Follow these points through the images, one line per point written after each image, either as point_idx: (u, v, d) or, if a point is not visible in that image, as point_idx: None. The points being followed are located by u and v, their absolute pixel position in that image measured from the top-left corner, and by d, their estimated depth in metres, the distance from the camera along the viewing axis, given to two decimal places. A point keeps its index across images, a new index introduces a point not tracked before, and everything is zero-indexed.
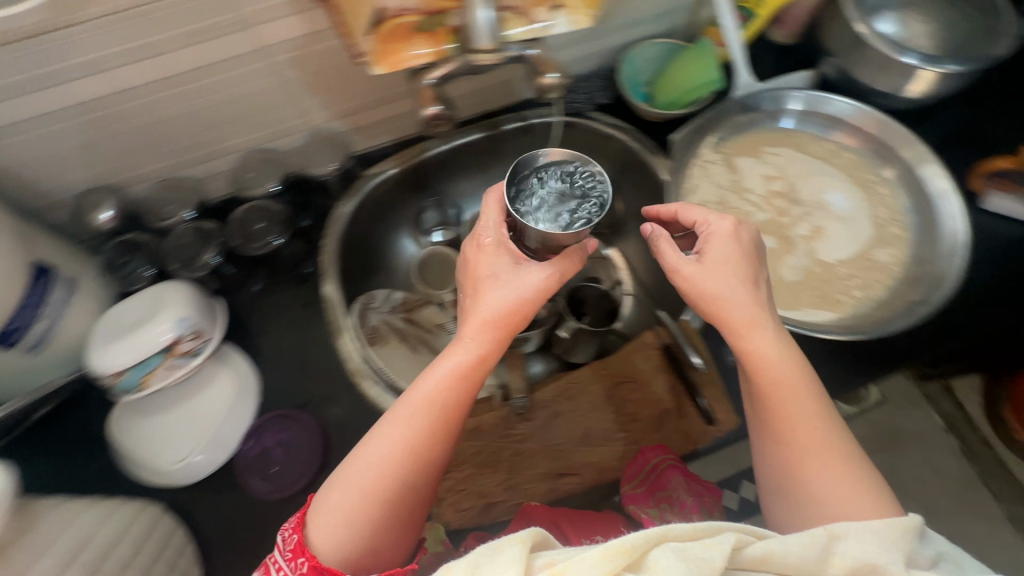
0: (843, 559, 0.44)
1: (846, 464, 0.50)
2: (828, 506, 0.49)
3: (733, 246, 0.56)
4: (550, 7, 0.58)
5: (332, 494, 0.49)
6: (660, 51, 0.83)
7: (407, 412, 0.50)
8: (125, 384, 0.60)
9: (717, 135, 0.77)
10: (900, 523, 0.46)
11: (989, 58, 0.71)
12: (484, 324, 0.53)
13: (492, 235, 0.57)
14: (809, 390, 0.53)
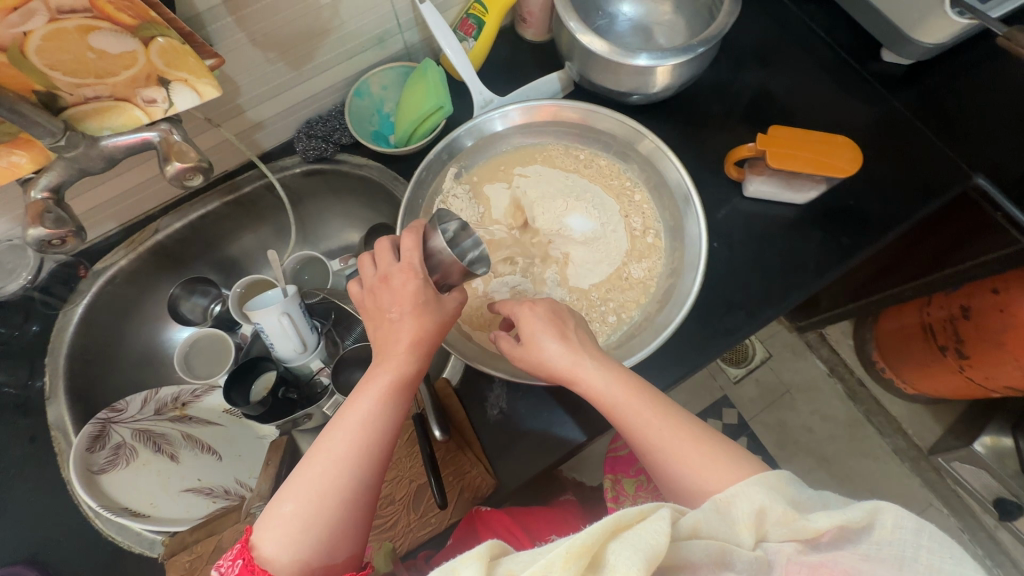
0: (745, 518, 0.40)
1: (702, 443, 0.47)
2: (693, 482, 0.45)
3: (536, 315, 0.53)
4: (159, 83, 0.49)
5: (285, 500, 0.44)
6: (395, 76, 0.77)
7: (355, 418, 0.47)
8: None
9: (457, 166, 0.70)
10: (775, 473, 0.42)
11: (713, 40, 0.65)
12: (418, 336, 0.49)
13: (399, 266, 0.51)
14: (658, 398, 0.50)
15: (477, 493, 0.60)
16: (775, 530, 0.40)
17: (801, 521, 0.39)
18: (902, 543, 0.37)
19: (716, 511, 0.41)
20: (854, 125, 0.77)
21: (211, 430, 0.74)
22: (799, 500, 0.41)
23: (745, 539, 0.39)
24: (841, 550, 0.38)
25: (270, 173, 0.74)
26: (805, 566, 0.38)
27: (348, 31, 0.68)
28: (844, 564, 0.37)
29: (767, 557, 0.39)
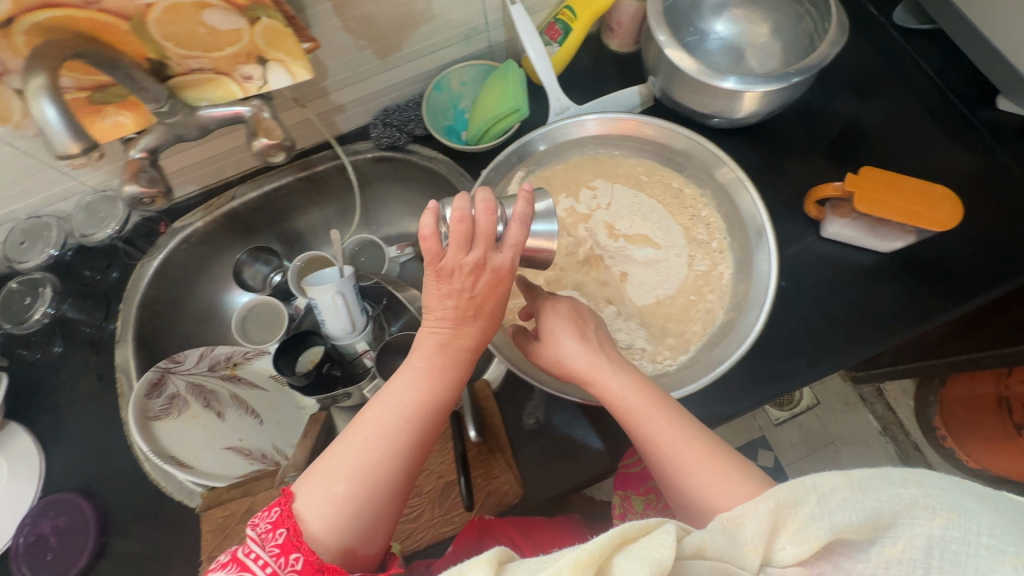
0: (751, 547, 0.37)
1: (716, 462, 0.45)
2: (701, 499, 0.43)
3: (557, 312, 0.53)
4: (257, 61, 0.51)
5: (336, 481, 0.42)
6: (475, 73, 0.77)
7: (397, 402, 0.45)
8: None
9: (524, 170, 0.69)
10: (788, 491, 0.37)
11: (812, 70, 0.62)
12: (479, 336, 0.48)
13: (502, 264, 0.47)
14: (675, 409, 0.48)
15: (504, 500, 0.60)
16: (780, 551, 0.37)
17: (803, 534, 0.36)
18: (908, 557, 0.35)
19: (724, 532, 0.37)
20: (955, 173, 0.72)
21: (257, 393, 0.77)
22: (808, 514, 0.37)
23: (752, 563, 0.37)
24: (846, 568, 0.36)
25: (343, 155, 0.76)
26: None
27: (437, 26, 0.69)
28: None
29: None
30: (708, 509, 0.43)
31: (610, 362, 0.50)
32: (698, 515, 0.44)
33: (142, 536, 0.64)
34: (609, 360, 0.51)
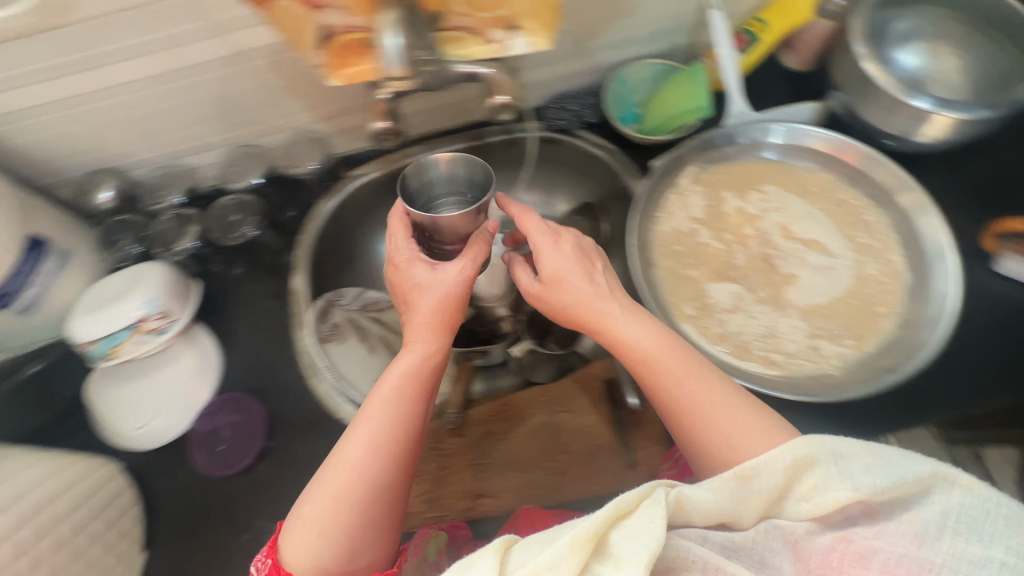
0: (752, 507, 0.43)
1: (737, 411, 0.47)
2: (714, 448, 0.46)
3: (562, 252, 0.55)
4: (507, 28, 0.57)
5: (304, 506, 0.50)
6: (653, 72, 0.81)
7: (372, 421, 0.51)
8: (96, 353, 0.66)
9: (698, 165, 0.73)
10: (796, 456, 0.42)
11: (1015, 104, 0.63)
12: (431, 351, 0.56)
13: (444, 275, 0.58)
14: (682, 360, 0.50)
15: (654, 472, 0.63)
16: (781, 507, 0.43)
17: (819, 492, 0.41)
18: (927, 522, 0.39)
19: (717, 491, 0.42)
20: None
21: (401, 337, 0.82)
22: (819, 476, 0.42)
23: (744, 517, 0.43)
24: (858, 528, 0.41)
25: (534, 128, 0.82)
26: (816, 549, 0.41)
27: (635, 22, 0.74)
28: (856, 545, 0.40)
29: (780, 529, 0.43)
30: (725, 460, 0.46)
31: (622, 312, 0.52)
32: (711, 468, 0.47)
33: (300, 444, 0.69)
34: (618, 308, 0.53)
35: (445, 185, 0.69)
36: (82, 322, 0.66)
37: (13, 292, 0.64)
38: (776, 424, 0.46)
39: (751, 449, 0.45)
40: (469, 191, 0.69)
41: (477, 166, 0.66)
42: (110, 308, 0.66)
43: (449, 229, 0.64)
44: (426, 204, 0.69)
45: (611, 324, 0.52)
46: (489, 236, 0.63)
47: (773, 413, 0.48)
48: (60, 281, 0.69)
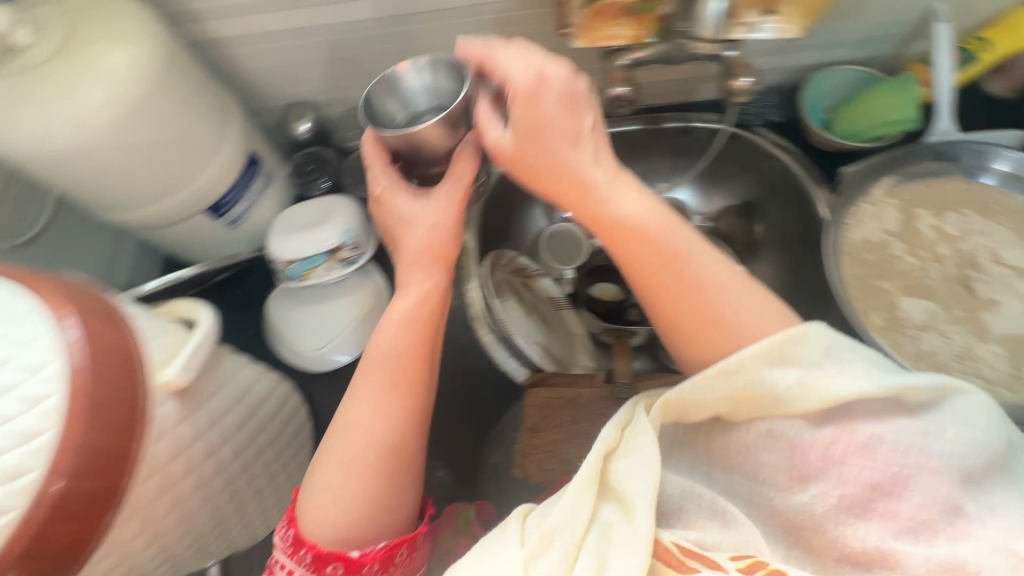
0: (720, 393, 0.39)
1: (716, 287, 0.44)
2: (704, 324, 0.43)
3: (520, 70, 0.48)
4: (763, 11, 0.57)
5: (320, 475, 0.56)
6: (850, 79, 0.79)
7: (369, 387, 0.57)
8: (292, 272, 0.70)
9: (897, 177, 0.71)
10: (790, 333, 0.38)
11: None
12: (428, 295, 0.60)
13: (432, 210, 0.61)
14: (629, 222, 0.47)
15: None
16: (758, 408, 0.39)
17: (820, 387, 0.37)
18: (931, 417, 0.37)
19: (699, 391, 0.40)
20: None
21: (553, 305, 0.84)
22: (780, 371, 0.39)
23: (701, 411, 0.41)
24: (881, 425, 0.37)
25: (724, 123, 0.79)
26: (819, 444, 0.38)
27: (854, 24, 0.73)
28: (861, 435, 0.37)
29: (774, 431, 0.39)
30: (721, 339, 0.42)
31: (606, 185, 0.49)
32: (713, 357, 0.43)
33: None
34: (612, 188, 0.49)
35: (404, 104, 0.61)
36: (286, 240, 0.69)
37: (231, 202, 0.67)
38: (762, 297, 0.44)
39: (752, 329, 0.42)
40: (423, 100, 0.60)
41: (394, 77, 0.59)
42: (311, 231, 0.69)
43: (426, 153, 0.60)
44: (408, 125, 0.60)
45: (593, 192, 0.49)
46: (475, 149, 0.60)
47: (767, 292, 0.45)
48: (264, 200, 0.73)
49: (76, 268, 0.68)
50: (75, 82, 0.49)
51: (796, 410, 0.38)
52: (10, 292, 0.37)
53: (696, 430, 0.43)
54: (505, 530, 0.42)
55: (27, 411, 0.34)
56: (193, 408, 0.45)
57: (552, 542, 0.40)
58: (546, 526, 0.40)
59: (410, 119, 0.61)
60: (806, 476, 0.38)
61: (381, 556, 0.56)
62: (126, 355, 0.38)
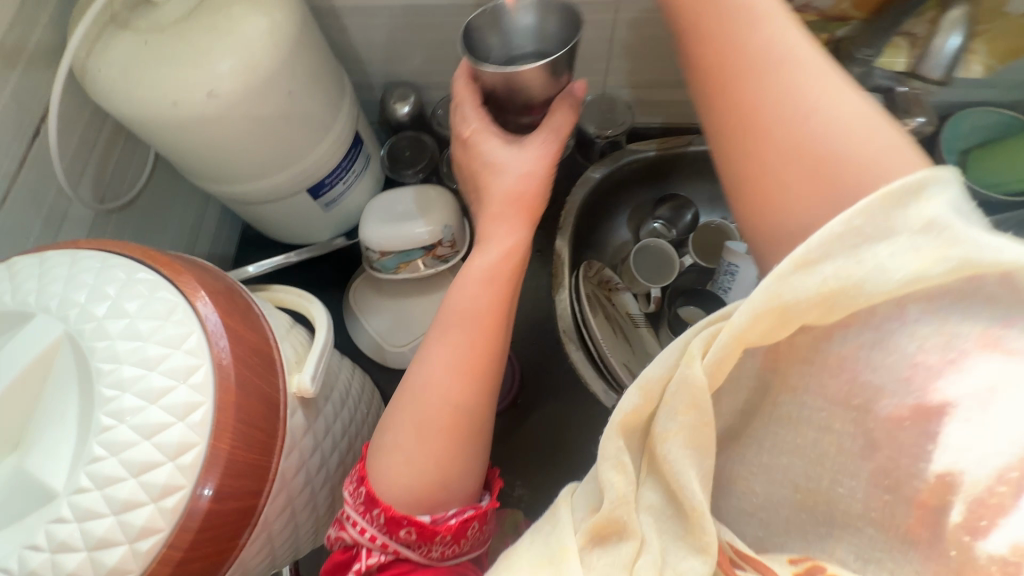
0: (809, 290, 0.28)
1: (853, 133, 0.31)
2: (780, 176, 0.32)
3: None
4: None
5: (387, 435, 0.46)
6: (994, 122, 0.72)
7: (440, 333, 0.46)
8: (385, 264, 0.67)
9: None
10: (903, 183, 0.27)
11: None
12: (511, 248, 0.48)
13: (524, 154, 0.49)
14: (757, 60, 0.34)
15: None
16: (852, 292, 0.28)
17: (898, 253, 0.27)
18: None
19: (775, 299, 0.29)
20: None
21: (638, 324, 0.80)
22: (888, 249, 0.27)
23: (790, 325, 0.30)
24: (970, 318, 0.27)
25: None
26: (947, 363, 0.28)
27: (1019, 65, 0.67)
28: (1009, 349, 0.27)
29: (883, 343, 0.29)
30: (818, 181, 0.31)
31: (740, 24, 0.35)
32: (783, 204, 0.32)
33: None
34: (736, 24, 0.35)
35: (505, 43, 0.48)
36: (382, 230, 0.65)
37: (330, 184, 0.64)
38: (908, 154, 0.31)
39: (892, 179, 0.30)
40: (529, 44, 0.48)
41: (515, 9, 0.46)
42: (409, 223, 0.65)
43: (525, 98, 0.47)
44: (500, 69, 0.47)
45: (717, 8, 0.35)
46: (577, 101, 0.49)
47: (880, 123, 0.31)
48: (359, 184, 0.69)
49: (168, 232, 0.63)
50: (210, 47, 0.45)
51: (864, 296, 0.28)
52: (153, 283, 0.33)
53: (775, 362, 0.33)
54: (558, 513, 0.37)
55: (178, 421, 0.30)
56: (315, 417, 0.42)
57: (609, 535, 0.35)
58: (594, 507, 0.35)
59: (505, 61, 0.49)
60: (925, 411, 0.29)
61: (454, 533, 0.44)
62: (259, 358, 0.35)
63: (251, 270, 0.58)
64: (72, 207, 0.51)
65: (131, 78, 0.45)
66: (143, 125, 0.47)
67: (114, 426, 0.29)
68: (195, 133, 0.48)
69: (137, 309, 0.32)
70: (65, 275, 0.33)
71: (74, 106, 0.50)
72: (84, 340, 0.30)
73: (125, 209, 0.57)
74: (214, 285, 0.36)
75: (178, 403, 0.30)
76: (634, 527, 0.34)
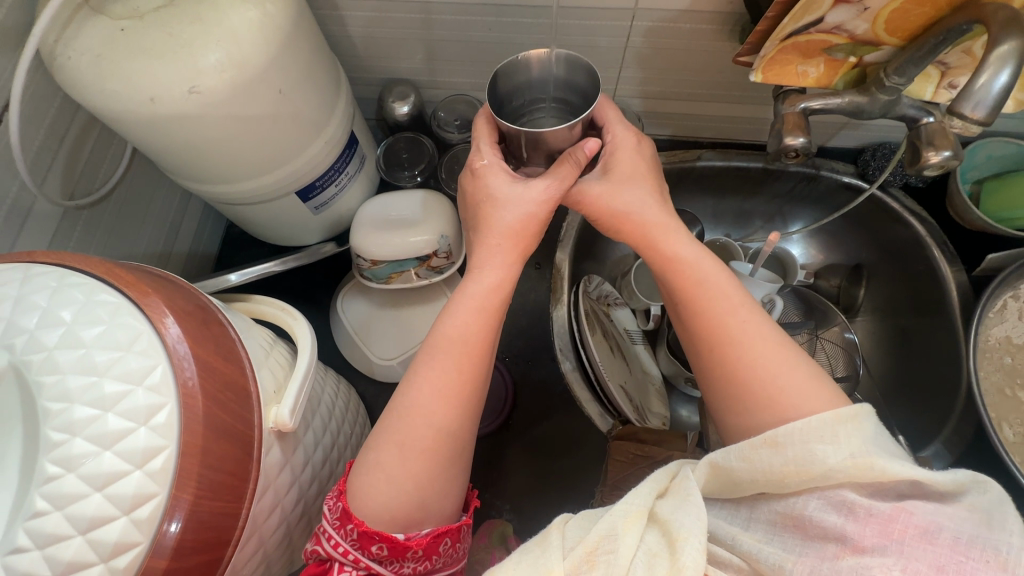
0: (774, 465, 0.35)
1: (769, 352, 0.39)
2: (732, 372, 0.40)
3: (615, 131, 0.49)
4: None
5: (369, 450, 0.42)
6: (1014, 154, 0.68)
7: (426, 358, 0.43)
8: (377, 274, 0.64)
9: None
10: (848, 409, 0.34)
11: None
12: (502, 281, 0.45)
13: (528, 192, 0.46)
14: (686, 270, 0.44)
15: None
16: (806, 476, 0.34)
17: (832, 453, 0.33)
18: (921, 509, 0.31)
19: (745, 461, 0.36)
20: None
21: (633, 344, 0.77)
22: (832, 450, 0.33)
23: (746, 488, 0.37)
24: (883, 493, 0.32)
25: (872, 186, 0.67)
26: (874, 516, 0.31)
27: None
28: (920, 519, 0.30)
29: (834, 500, 0.33)
30: (739, 386, 0.39)
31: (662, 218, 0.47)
32: (726, 396, 0.40)
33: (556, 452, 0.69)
34: (651, 219, 0.47)
35: (551, 83, 0.49)
36: (371, 238, 0.62)
37: (321, 186, 0.60)
38: (819, 383, 0.38)
39: (791, 391, 0.37)
40: (569, 96, 0.49)
41: (579, 68, 0.46)
42: (400, 234, 0.62)
43: (534, 148, 0.46)
44: (523, 104, 0.51)
45: (640, 220, 0.47)
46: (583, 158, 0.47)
47: (814, 367, 0.39)
48: (349, 188, 0.65)
49: (144, 230, 0.59)
50: (194, 38, 0.42)
51: (811, 480, 0.34)
52: (114, 307, 0.30)
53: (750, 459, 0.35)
54: (547, 542, 0.36)
55: (135, 470, 0.27)
56: (293, 449, 0.38)
57: (596, 562, 0.34)
58: (595, 556, 0.34)
59: (528, 103, 0.51)
60: (860, 548, 0.30)
61: (426, 550, 0.41)
62: (232, 393, 0.32)
63: (233, 278, 0.55)
64: (38, 203, 0.47)
65: (104, 69, 0.41)
66: (117, 120, 0.43)
67: (60, 476, 0.25)
68: (176, 133, 0.45)
69: (94, 337, 0.28)
70: (13, 296, 0.29)
71: (41, 93, 0.46)
72: (31, 375, 0.27)
73: (98, 205, 0.53)
74: (185, 307, 0.33)
75: (136, 448, 0.27)
76: (623, 562, 0.33)
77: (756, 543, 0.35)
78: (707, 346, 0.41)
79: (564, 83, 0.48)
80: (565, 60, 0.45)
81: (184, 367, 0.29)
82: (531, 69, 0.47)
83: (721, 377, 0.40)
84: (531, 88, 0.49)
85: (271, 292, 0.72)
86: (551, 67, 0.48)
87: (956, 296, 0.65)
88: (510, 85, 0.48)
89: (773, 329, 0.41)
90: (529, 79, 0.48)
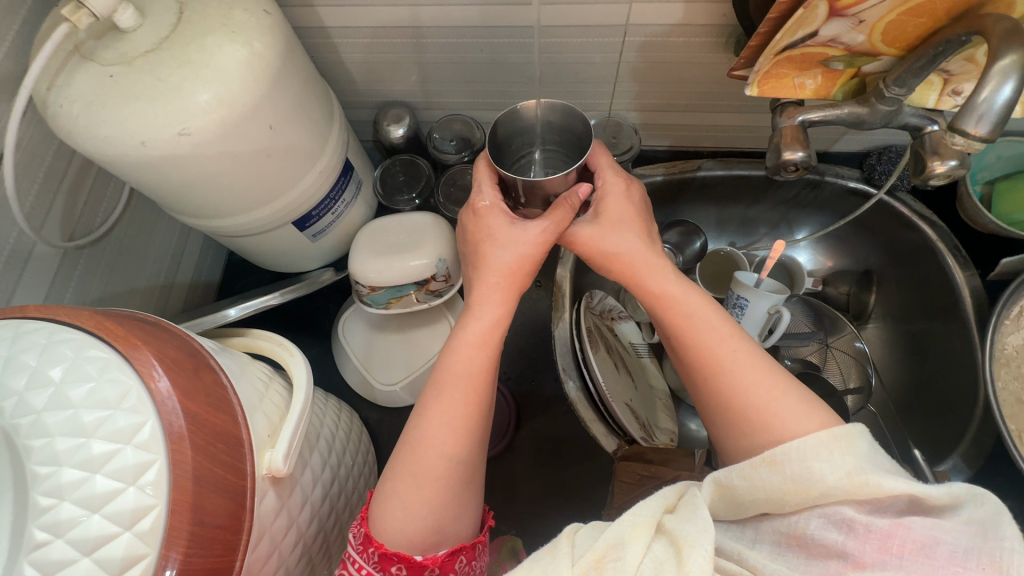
0: (774, 485, 0.34)
1: (765, 393, 0.38)
2: (729, 410, 0.38)
3: (607, 176, 0.48)
4: None
5: (386, 478, 0.42)
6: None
7: (426, 402, 0.42)
8: (375, 299, 0.64)
9: None
10: (841, 428, 0.33)
11: None
12: (499, 318, 0.45)
13: (524, 234, 0.46)
14: (678, 306, 0.43)
15: None
16: (806, 496, 0.33)
17: (827, 470, 0.32)
18: (917, 524, 0.30)
19: (747, 480, 0.35)
20: None
21: (639, 359, 0.76)
22: (826, 466, 0.32)
23: (749, 509, 0.35)
24: (880, 510, 0.31)
25: (878, 192, 0.66)
26: (873, 532, 0.30)
27: None
28: (918, 532, 0.29)
29: (832, 516, 0.32)
30: (739, 418, 0.38)
31: (652, 252, 0.46)
32: (726, 428, 0.39)
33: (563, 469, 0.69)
34: (641, 255, 0.46)
35: (544, 130, 0.49)
36: (368, 268, 0.61)
37: (318, 215, 0.60)
38: (817, 411, 0.36)
39: (788, 424, 0.36)
40: (561, 141, 0.50)
41: (573, 116, 0.46)
42: (395, 263, 0.61)
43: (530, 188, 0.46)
44: (518, 150, 0.51)
45: (630, 255, 0.46)
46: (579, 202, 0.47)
47: (816, 401, 0.37)
48: (347, 215, 0.65)
49: (147, 263, 0.60)
50: (182, 80, 0.42)
51: (811, 502, 0.33)
52: (103, 362, 0.30)
53: (750, 479, 0.35)
54: (557, 549, 0.36)
55: (125, 531, 0.27)
56: (289, 493, 0.38)
57: (605, 570, 0.33)
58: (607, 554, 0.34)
59: (521, 150, 0.51)
60: (861, 564, 0.30)
61: (443, 568, 0.41)
62: (224, 444, 0.32)
63: (232, 312, 0.54)
64: (38, 247, 0.48)
65: (95, 116, 0.41)
66: (110, 164, 0.44)
67: (48, 542, 0.26)
68: (167, 172, 0.45)
69: (82, 397, 0.28)
70: (4, 357, 0.29)
71: (37, 139, 0.47)
72: (20, 439, 0.27)
73: (98, 244, 0.54)
74: (175, 357, 0.32)
75: (125, 510, 0.27)
76: (630, 567, 0.32)
77: (762, 558, 0.33)
78: (703, 387, 0.40)
79: (555, 131, 0.49)
80: (560, 109, 0.46)
81: (173, 420, 0.29)
82: (525, 118, 0.47)
83: (719, 413, 0.39)
84: (524, 135, 0.49)
85: (276, 321, 0.72)
86: (545, 115, 0.48)
87: (969, 302, 0.63)
88: (505, 134, 0.48)
89: (770, 366, 0.39)
90: (523, 127, 0.48)
